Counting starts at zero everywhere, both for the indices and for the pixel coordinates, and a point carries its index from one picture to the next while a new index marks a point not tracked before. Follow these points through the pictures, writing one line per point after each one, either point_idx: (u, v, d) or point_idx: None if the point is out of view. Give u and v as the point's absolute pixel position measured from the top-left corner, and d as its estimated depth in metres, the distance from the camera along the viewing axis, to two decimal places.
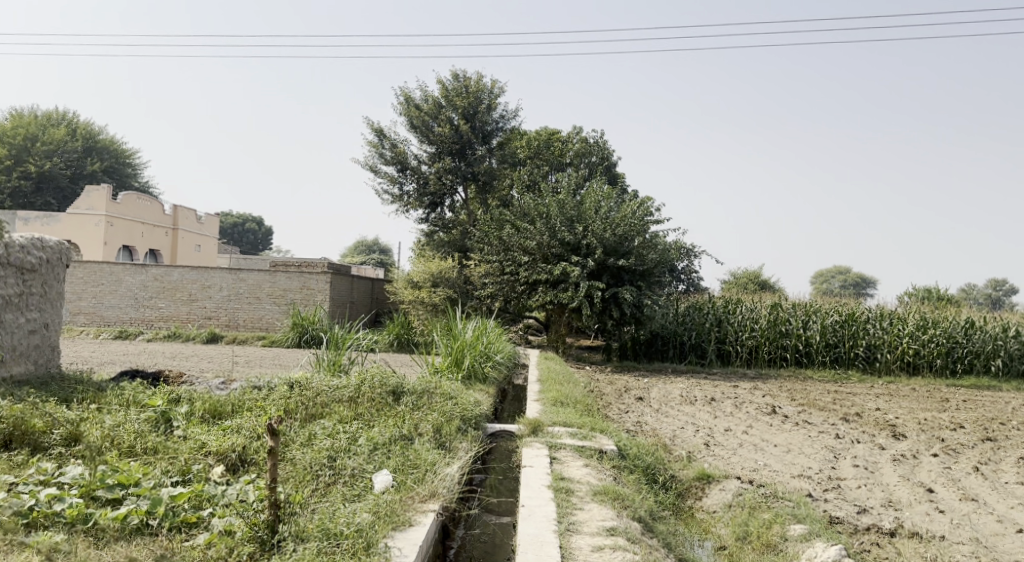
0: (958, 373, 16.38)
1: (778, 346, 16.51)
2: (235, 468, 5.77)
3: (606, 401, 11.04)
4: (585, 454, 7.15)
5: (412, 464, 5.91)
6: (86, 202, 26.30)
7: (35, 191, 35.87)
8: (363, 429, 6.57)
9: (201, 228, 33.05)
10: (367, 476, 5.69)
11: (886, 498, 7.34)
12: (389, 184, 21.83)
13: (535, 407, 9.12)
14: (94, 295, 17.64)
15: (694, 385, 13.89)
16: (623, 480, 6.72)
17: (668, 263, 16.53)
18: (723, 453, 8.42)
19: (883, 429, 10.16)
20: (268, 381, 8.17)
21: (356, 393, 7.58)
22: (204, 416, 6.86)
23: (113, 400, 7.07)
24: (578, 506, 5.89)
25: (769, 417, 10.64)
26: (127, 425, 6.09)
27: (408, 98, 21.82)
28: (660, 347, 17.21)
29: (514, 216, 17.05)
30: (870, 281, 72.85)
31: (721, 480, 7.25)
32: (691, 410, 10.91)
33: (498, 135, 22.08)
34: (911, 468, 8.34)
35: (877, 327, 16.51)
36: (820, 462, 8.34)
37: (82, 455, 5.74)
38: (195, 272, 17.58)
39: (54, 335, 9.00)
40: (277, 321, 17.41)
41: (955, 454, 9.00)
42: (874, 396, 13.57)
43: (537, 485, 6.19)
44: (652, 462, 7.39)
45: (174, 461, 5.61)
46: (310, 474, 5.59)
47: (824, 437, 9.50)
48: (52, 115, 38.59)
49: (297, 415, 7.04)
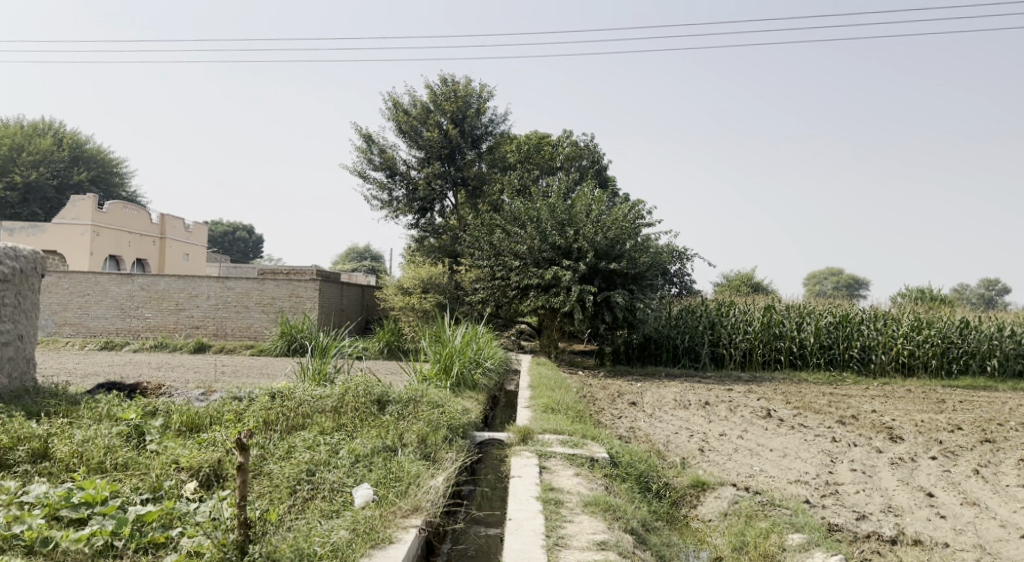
0: (953, 373, 16.21)
1: (772, 348, 16.32)
2: (209, 483, 5.55)
3: (599, 407, 10.79)
4: (576, 463, 6.92)
5: (395, 476, 5.67)
6: (72, 211, 25.93)
7: (22, 202, 35.60)
8: (345, 440, 6.33)
9: (189, 236, 32.80)
10: (347, 490, 5.46)
11: (886, 503, 7.14)
12: (378, 190, 21.60)
13: (525, 414, 8.89)
14: (80, 306, 17.36)
15: (688, 389, 13.70)
16: (615, 490, 6.49)
17: (660, 266, 16.35)
18: (717, 458, 8.21)
19: (880, 431, 9.96)
20: (250, 391, 7.91)
21: (340, 403, 7.35)
22: (180, 429, 6.62)
23: (86, 414, 6.82)
24: (567, 518, 5.66)
25: (764, 420, 10.44)
26: (97, 440, 5.84)
27: (396, 102, 21.63)
28: (653, 351, 17.01)
29: (504, 220, 16.80)
30: (863, 281, 72.91)
31: (717, 487, 7.03)
32: (685, 414, 10.70)
33: (487, 139, 21.89)
34: (910, 472, 8.14)
35: (872, 328, 16.35)
36: (817, 467, 8.13)
37: (48, 472, 5.51)
38: (182, 281, 17.30)
39: (30, 346, 8.76)
40: (266, 329, 17.12)
41: (954, 457, 8.82)
42: (870, 398, 13.41)
43: (525, 497, 5.96)
44: (645, 469, 7.16)
45: (145, 477, 5.39)
46: (288, 489, 5.36)
47: (820, 440, 9.29)
48: (38, 125, 38.30)
49: (277, 427, 6.81)
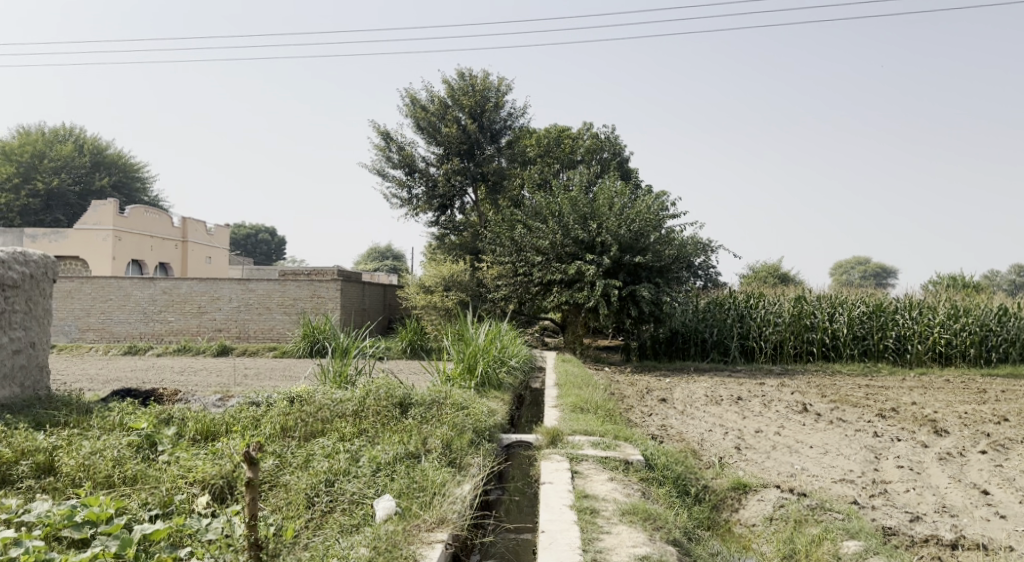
0: (993, 362, 15.66)
1: (804, 340, 15.89)
2: (222, 497, 5.25)
3: (629, 404, 10.42)
4: (609, 466, 6.54)
5: (418, 486, 5.33)
6: (93, 217, 25.84)
7: (46, 209, 35.79)
8: (366, 447, 6.00)
9: (210, 239, 32.72)
10: (368, 502, 5.13)
11: (940, 503, 6.71)
12: (397, 188, 21.33)
13: (552, 414, 8.51)
14: (104, 311, 17.18)
15: (719, 384, 13.29)
16: (652, 495, 6.11)
17: (686, 259, 15.91)
18: (756, 457, 7.81)
19: (925, 424, 9.50)
20: (267, 395, 7.59)
21: (361, 406, 7.03)
22: (194, 439, 6.32)
23: (96, 423, 6.54)
24: (604, 529, 5.30)
25: (801, 416, 9.98)
26: (106, 451, 5.55)
27: (414, 98, 21.36)
28: (680, 345, 16.49)
29: (525, 215, 16.43)
30: (892, 269, 71.88)
31: (759, 490, 6.62)
32: (718, 411, 10.28)
33: (506, 133, 21.53)
34: (961, 468, 7.68)
35: (906, 316, 15.82)
36: (862, 464, 7.71)
37: (53, 488, 5.24)
38: (204, 284, 17.09)
39: (43, 353, 8.51)
40: (288, 331, 16.89)
41: (1005, 451, 8.35)
42: (908, 390, 12.93)
43: (557, 505, 5.60)
44: (683, 471, 6.76)
45: (154, 491, 5.12)
46: (305, 503, 5.05)
47: (861, 436, 8.84)
48: (59, 132, 38.43)
49: (295, 434, 6.51)
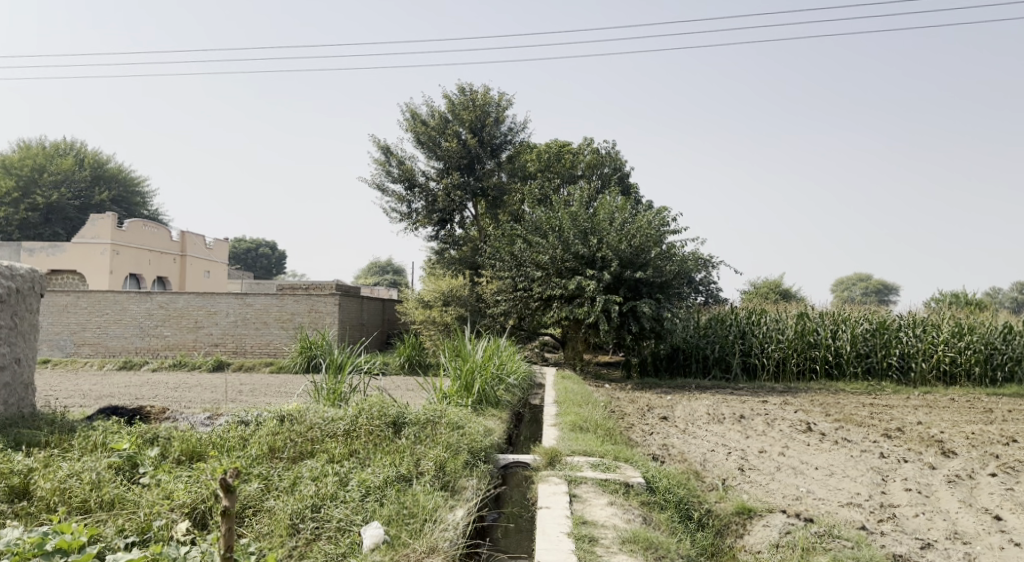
0: (998, 382, 15.43)
1: (807, 358, 15.64)
2: (203, 523, 5.03)
3: (629, 423, 10.16)
4: (608, 489, 6.31)
5: (409, 513, 5.10)
6: (91, 231, 25.63)
7: (44, 222, 35.61)
8: (356, 469, 5.77)
9: (210, 253, 32.53)
10: (355, 530, 4.92)
11: (951, 529, 6.48)
12: (397, 203, 21.15)
13: (551, 433, 8.27)
14: (99, 325, 16.94)
15: (721, 402, 13.05)
16: (653, 521, 5.89)
17: (688, 274, 15.69)
18: (760, 479, 7.57)
19: (932, 446, 9.25)
20: (257, 414, 7.34)
21: (353, 426, 6.79)
22: (179, 459, 6.09)
23: (78, 443, 6.29)
24: (602, 559, 5.08)
25: (805, 436, 9.74)
26: (84, 475, 5.32)
27: (414, 113, 21.24)
28: (682, 362, 16.26)
29: (525, 230, 16.21)
30: (894, 286, 71.67)
31: (765, 515, 6.39)
32: (720, 430, 10.03)
33: (507, 148, 21.35)
34: (971, 492, 7.44)
35: (910, 334, 15.58)
36: (869, 486, 7.47)
37: (26, 513, 5.02)
38: (201, 298, 16.88)
39: (27, 370, 8.26)
40: (285, 346, 16.66)
41: (1015, 473, 8.11)
42: (912, 409, 12.69)
43: (555, 533, 5.37)
44: (685, 495, 6.52)
45: (132, 517, 4.91)
46: (289, 529, 4.84)
47: (868, 457, 8.60)
48: (60, 145, 38.33)
49: (284, 454, 6.27)
